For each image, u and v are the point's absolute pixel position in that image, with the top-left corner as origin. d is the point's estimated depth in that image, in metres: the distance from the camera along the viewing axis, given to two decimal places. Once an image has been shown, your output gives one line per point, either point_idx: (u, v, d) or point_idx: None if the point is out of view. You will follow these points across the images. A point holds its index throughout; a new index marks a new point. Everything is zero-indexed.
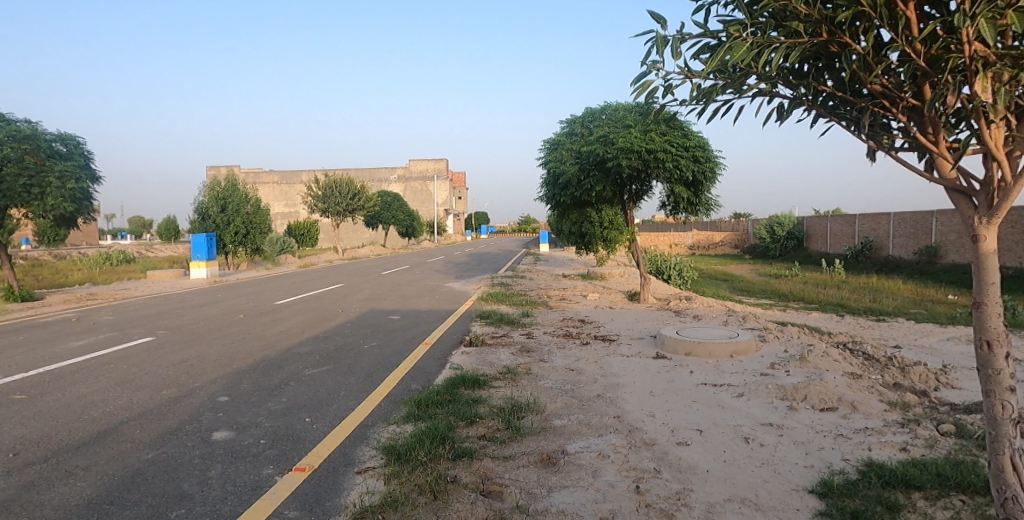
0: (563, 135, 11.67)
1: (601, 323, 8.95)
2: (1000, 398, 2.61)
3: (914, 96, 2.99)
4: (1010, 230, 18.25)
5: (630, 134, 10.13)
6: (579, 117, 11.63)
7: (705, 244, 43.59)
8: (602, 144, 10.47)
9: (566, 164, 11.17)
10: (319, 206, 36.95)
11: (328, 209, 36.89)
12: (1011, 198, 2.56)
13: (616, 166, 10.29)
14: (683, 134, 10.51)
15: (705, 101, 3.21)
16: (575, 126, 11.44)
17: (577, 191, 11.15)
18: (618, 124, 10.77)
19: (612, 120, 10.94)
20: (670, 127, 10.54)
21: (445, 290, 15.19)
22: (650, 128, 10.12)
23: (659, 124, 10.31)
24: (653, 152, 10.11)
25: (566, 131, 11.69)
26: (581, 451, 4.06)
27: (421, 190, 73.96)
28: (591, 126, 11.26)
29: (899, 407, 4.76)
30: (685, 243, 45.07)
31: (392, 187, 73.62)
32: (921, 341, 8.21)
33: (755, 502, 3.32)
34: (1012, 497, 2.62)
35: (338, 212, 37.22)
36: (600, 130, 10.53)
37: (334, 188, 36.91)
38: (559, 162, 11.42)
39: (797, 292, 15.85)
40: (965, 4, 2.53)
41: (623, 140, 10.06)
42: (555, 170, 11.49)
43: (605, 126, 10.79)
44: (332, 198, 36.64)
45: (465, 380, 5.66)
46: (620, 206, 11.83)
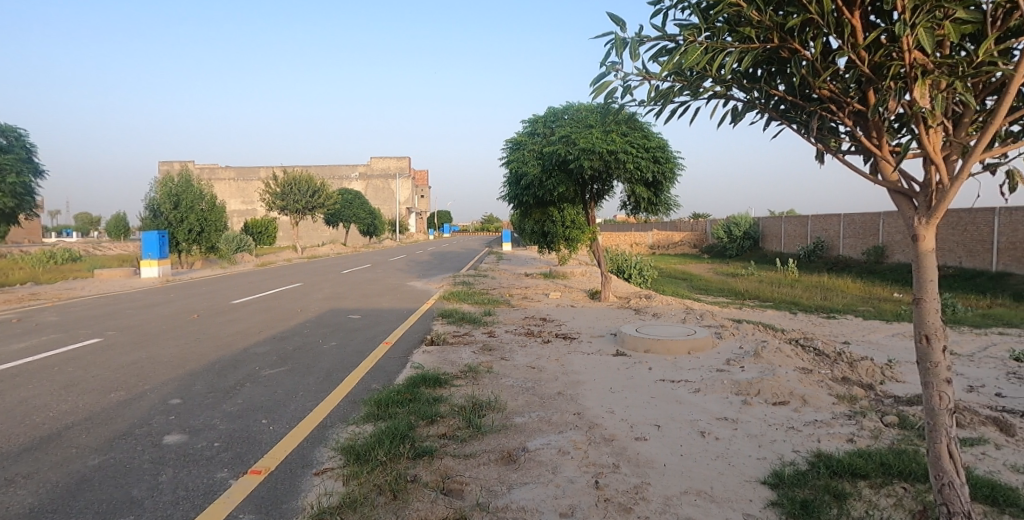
0: (526, 134, 11.75)
1: (562, 321, 9.01)
2: (937, 389, 2.79)
3: (859, 101, 3.22)
4: (950, 231, 19.10)
5: (591, 135, 10.22)
6: (541, 117, 11.70)
7: (665, 243, 44.46)
8: (564, 144, 10.51)
9: (529, 165, 11.22)
10: (277, 203, 36.01)
11: (287, 207, 36.09)
12: (948, 199, 2.78)
13: (578, 166, 10.34)
14: (644, 135, 10.67)
15: (663, 102, 3.36)
16: (538, 126, 11.54)
17: (539, 191, 11.17)
18: (581, 125, 10.87)
19: (574, 121, 11.05)
20: (632, 128, 10.65)
21: (407, 289, 15.04)
22: (612, 129, 10.22)
23: (620, 124, 10.41)
24: (614, 153, 10.21)
25: (528, 131, 11.77)
26: (542, 448, 4.07)
27: (381, 188, 72.96)
28: (554, 126, 11.32)
29: (847, 400, 4.94)
30: (645, 243, 45.81)
31: (354, 185, 72.38)
32: (870, 337, 8.55)
33: (709, 494, 3.45)
34: (949, 483, 2.80)
35: (298, 210, 36.45)
36: (562, 130, 10.60)
37: (293, 185, 36.02)
38: (522, 163, 11.48)
39: (753, 291, 16.29)
40: (905, 13, 2.79)
41: (584, 140, 10.11)
42: (518, 170, 11.51)
43: (568, 126, 10.88)
44: (291, 196, 35.79)
45: (426, 379, 5.59)
46: (582, 205, 11.83)
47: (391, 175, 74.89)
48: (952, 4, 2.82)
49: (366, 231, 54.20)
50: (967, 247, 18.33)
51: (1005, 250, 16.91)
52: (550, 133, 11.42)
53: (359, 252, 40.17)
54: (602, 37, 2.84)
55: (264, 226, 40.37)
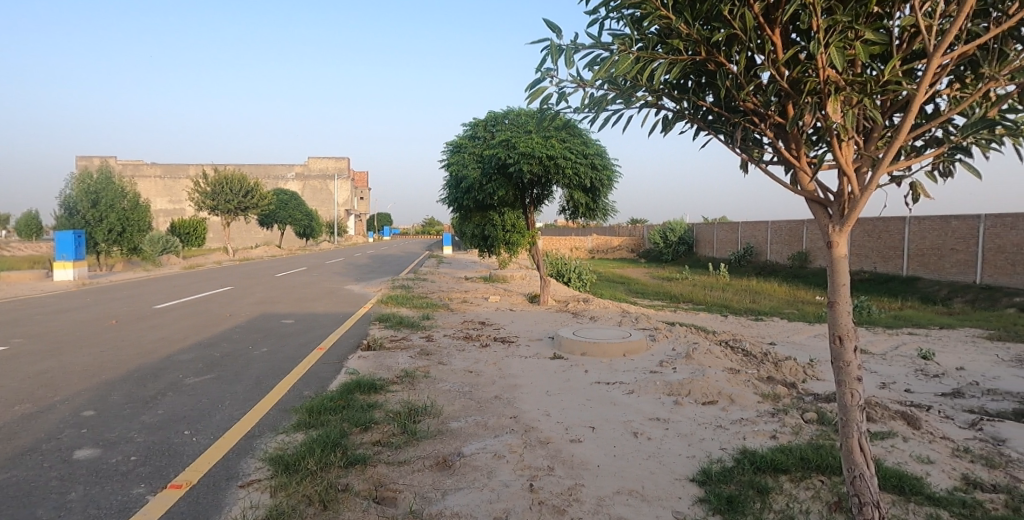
0: (466, 138, 11.73)
1: (501, 324, 9.01)
2: (850, 387, 2.96)
3: (779, 114, 3.40)
4: (865, 239, 20.44)
5: (531, 140, 10.32)
6: (482, 120, 11.71)
7: (604, 248, 45.34)
8: (504, 148, 10.56)
9: (469, 168, 11.19)
10: (207, 203, 34.41)
11: (217, 207, 34.57)
12: (858, 208, 2.97)
13: (517, 171, 10.40)
14: (582, 141, 10.88)
15: (597, 110, 3.43)
16: (478, 130, 11.54)
17: (479, 195, 11.15)
18: (521, 130, 10.95)
19: (514, 125, 11.13)
20: (571, 135, 10.83)
21: (344, 293, 14.66)
22: (551, 134, 10.35)
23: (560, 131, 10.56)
24: (553, 158, 10.34)
25: (468, 134, 11.76)
26: (478, 452, 4.05)
27: (320, 189, 71.11)
28: (495, 130, 11.34)
29: (770, 398, 5.17)
30: (585, 247, 46.52)
31: (291, 185, 70.01)
32: (793, 338, 9.01)
33: (641, 493, 3.54)
34: (859, 476, 2.97)
35: (229, 210, 34.98)
36: (502, 134, 10.64)
37: (224, 184, 34.55)
38: (461, 166, 11.44)
39: (686, 294, 16.88)
40: (819, 33, 2.97)
41: (524, 145, 10.20)
42: (457, 173, 11.45)
43: (508, 130, 10.94)
44: (222, 196, 34.32)
45: (361, 385, 5.45)
46: (522, 209, 11.91)
47: (331, 176, 73.12)
48: (862, 27, 3.02)
49: (303, 233, 52.62)
50: (881, 253, 19.66)
51: (914, 256, 18.25)
52: (490, 137, 11.45)
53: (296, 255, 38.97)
54: (539, 43, 2.88)
55: (193, 226, 38.52)
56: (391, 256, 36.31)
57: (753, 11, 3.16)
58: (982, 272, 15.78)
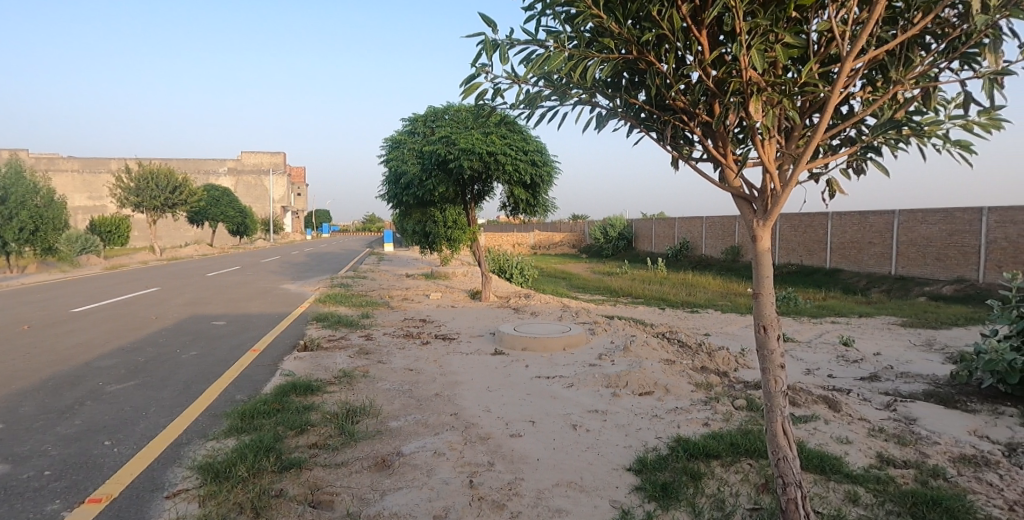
0: (405, 133, 11.58)
1: (442, 322, 8.96)
2: (773, 374, 3.12)
3: (706, 113, 3.52)
4: (793, 233, 21.54)
5: (471, 136, 10.30)
6: (421, 116, 11.59)
7: (546, 244, 45.76)
8: (444, 144, 10.48)
9: (408, 164, 11.05)
10: (130, 199, 32.45)
11: (142, 204, 32.68)
12: (780, 204, 3.15)
13: (458, 167, 10.35)
14: (522, 138, 10.95)
15: (532, 106, 3.46)
16: (417, 125, 11.41)
17: (419, 191, 11.01)
18: (461, 126, 10.91)
19: (454, 121, 11.06)
20: (511, 131, 10.88)
21: (280, 292, 14.20)
22: (491, 131, 10.35)
23: (500, 127, 10.58)
24: (493, 155, 10.35)
25: (407, 130, 11.61)
26: (417, 451, 4.01)
27: (256, 185, 68.42)
28: (434, 126, 11.23)
29: (703, 387, 5.37)
30: (527, 244, 46.45)
31: (222, 181, 65.93)
32: (726, 329, 9.39)
33: (580, 484, 3.60)
34: (783, 457, 3.13)
35: (154, 206, 33.14)
36: (442, 130, 10.56)
37: (149, 179, 32.78)
38: (401, 162, 11.28)
39: (626, 289, 17.29)
40: (742, 35, 3.10)
41: (464, 141, 10.17)
42: (397, 169, 11.27)
43: (448, 126, 10.87)
44: (147, 191, 32.51)
45: (296, 386, 5.29)
46: (463, 205, 11.86)
47: (268, 172, 70.52)
48: (781, 30, 3.17)
49: (236, 230, 50.45)
50: (806, 247, 20.76)
51: (837, 249, 19.36)
52: (430, 132, 11.33)
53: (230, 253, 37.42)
54: (473, 38, 2.88)
55: (115, 224, 36.21)
56: (329, 254, 35.37)
57: (681, 13, 3.27)
58: (896, 263, 16.93)
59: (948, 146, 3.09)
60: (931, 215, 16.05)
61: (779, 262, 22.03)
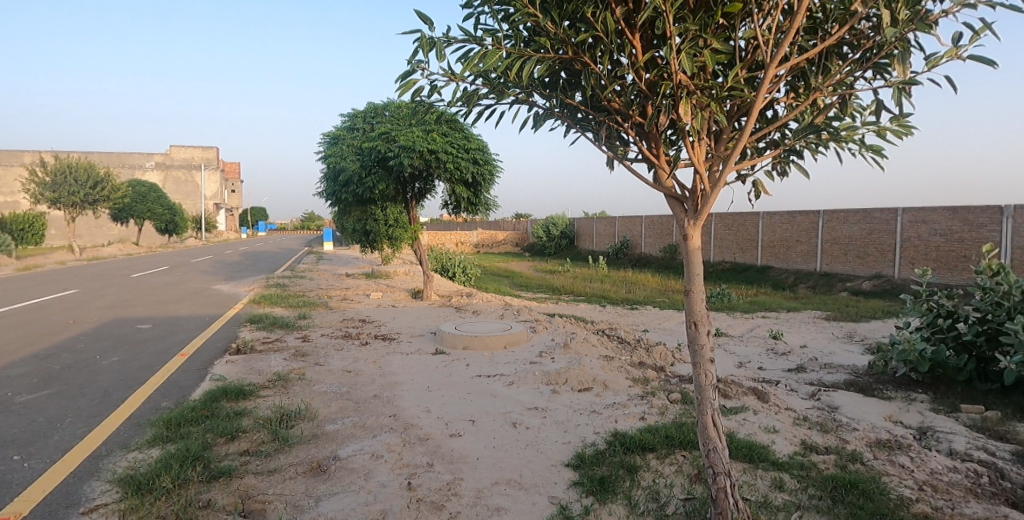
0: (344, 129, 11.35)
1: (382, 322, 8.84)
2: (704, 368, 3.25)
3: (639, 114, 3.61)
4: (726, 231, 22.45)
5: (411, 133, 10.18)
6: (361, 112, 11.39)
7: (489, 243, 45.83)
8: (384, 141, 10.31)
9: (347, 160, 10.82)
10: (45, 195, 30.22)
11: (59, 200, 30.48)
12: (709, 205, 3.29)
13: (398, 165, 10.20)
14: (464, 136, 10.91)
15: (469, 104, 3.46)
16: (357, 121, 11.20)
17: (358, 189, 10.78)
18: (402, 122, 10.77)
19: (394, 118, 10.91)
20: (452, 129, 10.82)
21: (211, 293, 13.61)
22: (432, 128, 10.26)
23: (441, 124, 10.51)
24: (434, 153, 10.26)
25: (346, 126, 11.38)
26: (354, 454, 3.94)
27: (188, 180, 65.24)
28: (374, 122, 11.06)
29: (640, 382, 5.52)
30: (470, 242, 46.50)
31: (149, 176, 62.73)
32: (663, 325, 9.69)
33: (519, 481, 3.64)
34: (713, 448, 3.24)
35: (73, 203, 30.99)
36: (382, 126, 10.39)
37: (67, 174, 30.71)
38: (339, 158, 11.03)
39: (568, 286, 17.56)
40: (672, 38, 3.19)
41: (404, 138, 10.03)
42: (335, 166, 11.00)
43: (387, 122, 10.71)
44: (65, 186, 30.40)
45: (227, 392, 5.09)
46: (404, 203, 11.71)
47: (202, 166, 67.39)
48: (709, 36, 3.28)
49: (165, 228, 47.89)
50: (739, 245, 21.67)
51: (766, 247, 20.31)
52: (370, 129, 11.13)
53: (158, 252, 35.49)
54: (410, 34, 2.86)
55: (28, 221, 33.67)
56: (265, 253, 34.10)
57: (615, 15, 3.33)
58: (821, 260, 17.92)
59: (862, 151, 3.33)
60: (851, 216, 17.08)
61: (713, 260, 22.91)
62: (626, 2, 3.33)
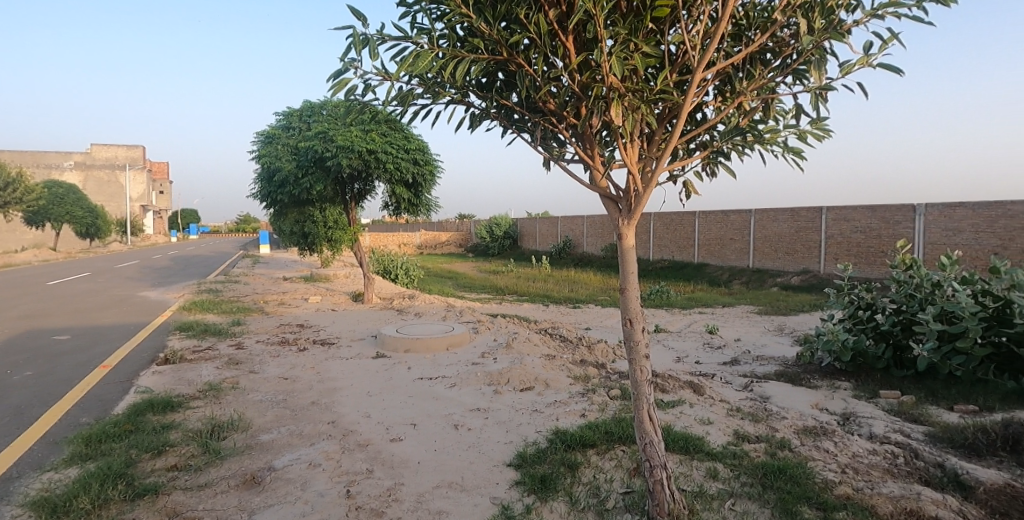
0: (279, 128, 11.03)
1: (321, 326, 8.65)
2: (639, 363, 3.34)
3: (574, 116, 3.67)
4: (664, 230, 23.17)
5: (349, 133, 9.97)
6: (296, 110, 11.10)
7: (433, 244, 45.51)
8: (321, 140, 10.06)
9: (283, 160, 10.51)
10: None
11: None
12: (642, 204, 3.38)
13: (336, 165, 9.97)
14: (403, 136, 10.79)
15: (404, 104, 3.42)
16: (292, 120, 10.91)
17: (294, 189, 10.49)
18: (340, 121, 10.56)
19: (331, 117, 10.69)
20: (391, 129, 10.68)
21: (137, 301, 12.89)
22: (370, 127, 10.09)
23: (380, 124, 10.36)
24: (373, 152, 10.09)
25: (281, 124, 11.07)
26: (290, 464, 3.84)
27: (112, 181, 61.60)
28: (311, 121, 10.81)
29: (581, 380, 5.63)
30: (413, 243, 46.00)
31: (69, 175, 58.83)
32: (604, 323, 9.90)
33: (460, 483, 3.65)
34: (650, 442, 3.31)
35: None
36: (319, 125, 10.13)
37: None
38: (274, 158, 10.71)
39: (511, 286, 17.69)
40: (603, 41, 3.26)
41: (342, 138, 9.81)
42: (270, 166, 10.65)
43: (324, 121, 10.47)
44: None
45: (153, 405, 4.85)
46: (343, 205, 11.48)
47: (127, 165, 63.70)
48: (640, 40, 3.36)
49: (86, 230, 44.98)
50: (676, 243, 22.40)
51: (702, 245, 21.08)
52: (306, 128, 10.85)
53: (76, 258, 33.23)
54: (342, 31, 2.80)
55: None
56: (196, 257, 32.53)
57: (548, 17, 3.37)
58: (753, 256, 18.74)
59: (784, 153, 3.51)
60: (780, 214, 17.98)
61: (653, 258, 23.56)
62: (559, 4, 3.38)
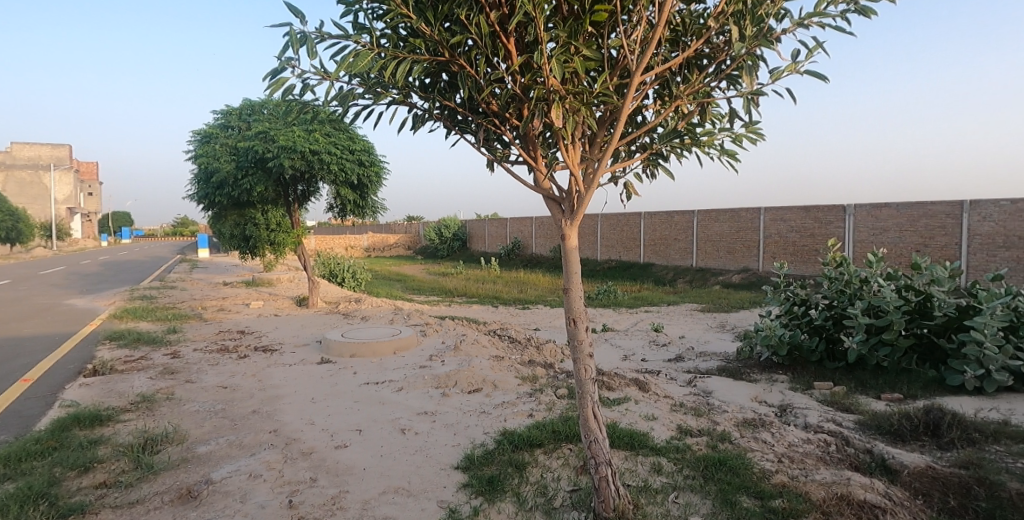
0: (217, 127, 10.67)
1: (263, 332, 8.42)
2: (583, 362, 3.40)
3: (516, 117, 3.71)
4: (610, 231, 23.65)
5: (291, 133, 9.73)
6: (236, 109, 10.77)
7: (381, 246, 44.82)
8: (262, 140, 9.78)
9: (221, 161, 10.16)
10: None
11: None
12: (584, 206, 3.45)
13: (277, 166, 9.71)
14: (348, 136, 10.62)
15: (344, 104, 3.38)
16: (231, 118, 10.58)
17: (234, 191, 10.16)
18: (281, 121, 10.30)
19: (272, 116, 10.42)
20: (335, 129, 10.49)
21: (63, 309, 12.16)
22: (313, 128, 9.88)
23: (323, 124, 10.16)
24: (316, 153, 9.87)
25: (219, 123, 10.70)
26: (230, 476, 3.74)
27: (34, 181, 57.78)
28: (251, 120, 10.51)
29: (529, 380, 5.69)
30: (360, 246, 45.19)
31: None
32: (552, 323, 10.02)
33: (407, 488, 3.63)
34: (595, 440, 3.37)
35: None
36: (259, 125, 9.85)
37: None
38: (212, 158, 10.34)
39: (460, 288, 17.67)
40: (543, 44, 3.30)
41: (284, 138, 9.57)
42: (207, 166, 10.28)
43: (265, 121, 10.19)
44: None
45: (80, 419, 4.61)
46: (286, 207, 11.19)
47: (52, 164, 59.92)
48: (580, 43, 3.41)
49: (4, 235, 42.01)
50: (623, 244, 22.89)
51: (647, 245, 21.61)
52: (246, 128, 10.53)
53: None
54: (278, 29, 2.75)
55: None
56: (125, 263, 30.92)
57: (489, 19, 3.39)
58: (696, 256, 19.35)
59: (721, 155, 3.66)
60: (721, 215, 18.64)
61: (601, 258, 23.98)
62: (500, 6, 3.40)
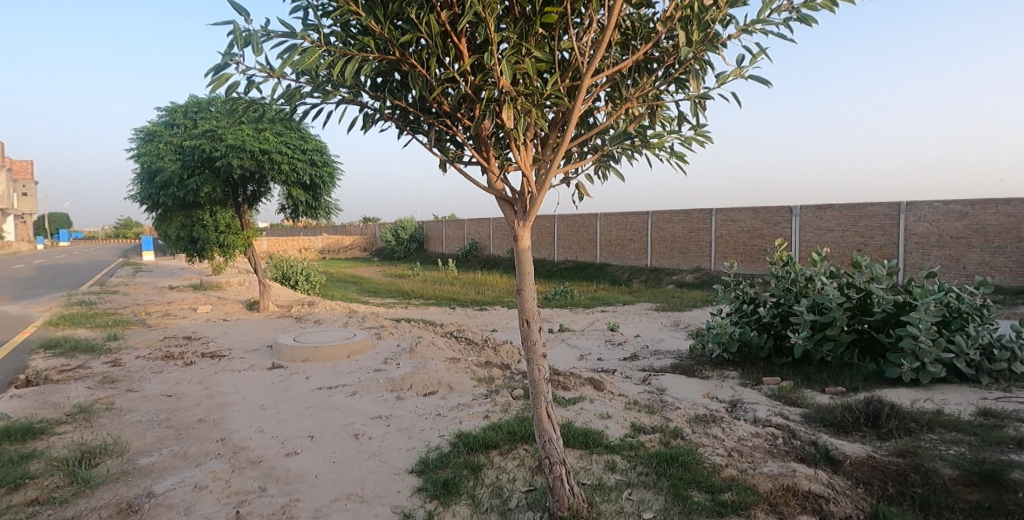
0: (161, 125, 10.29)
1: (211, 338, 8.18)
2: (537, 363, 3.44)
3: (468, 118, 3.71)
4: (567, 232, 23.91)
5: (240, 132, 9.48)
6: (181, 106, 10.43)
7: (336, 247, 44.01)
8: (208, 139, 9.49)
9: (165, 160, 9.80)
10: None
11: None
12: (536, 207, 3.49)
13: (225, 166, 9.45)
14: (300, 136, 10.41)
15: (292, 102, 3.31)
16: (176, 116, 10.23)
17: (179, 191, 9.81)
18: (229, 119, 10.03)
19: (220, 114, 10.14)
20: (286, 129, 10.27)
21: None
22: (263, 127, 9.65)
23: (273, 123, 9.93)
24: (266, 153, 9.64)
25: (163, 121, 10.33)
26: (173, 488, 3.62)
27: None
28: (197, 118, 10.18)
29: (485, 382, 5.71)
30: (315, 247, 44.23)
31: None
32: (509, 324, 10.07)
33: (360, 494, 3.60)
34: (548, 439, 3.41)
35: None
36: (206, 123, 9.56)
37: None
38: (156, 157, 9.97)
39: (417, 290, 17.55)
40: (493, 44, 3.31)
41: (232, 137, 9.32)
42: (150, 166, 9.90)
43: (212, 119, 9.90)
44: None
45: (10, 433, 4.38)
46: (235, 207, 10.88)
47: None
48: (530, 45, 3.44)
49: None
50: (580, 245, 23.16)
51: (604, 245, 21.94)
52: (192, 126, 10.20)
53: None
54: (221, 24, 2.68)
55: None
56: (62, 266, 29.40)
57: (440, 18, 3.38)
58: (650, 257, 19.76)
59: (670, 158, 3.75)
60: (674, 216, 19.10)
61: (558, 259, 24.19)
62: (450, 6, 3.39)
